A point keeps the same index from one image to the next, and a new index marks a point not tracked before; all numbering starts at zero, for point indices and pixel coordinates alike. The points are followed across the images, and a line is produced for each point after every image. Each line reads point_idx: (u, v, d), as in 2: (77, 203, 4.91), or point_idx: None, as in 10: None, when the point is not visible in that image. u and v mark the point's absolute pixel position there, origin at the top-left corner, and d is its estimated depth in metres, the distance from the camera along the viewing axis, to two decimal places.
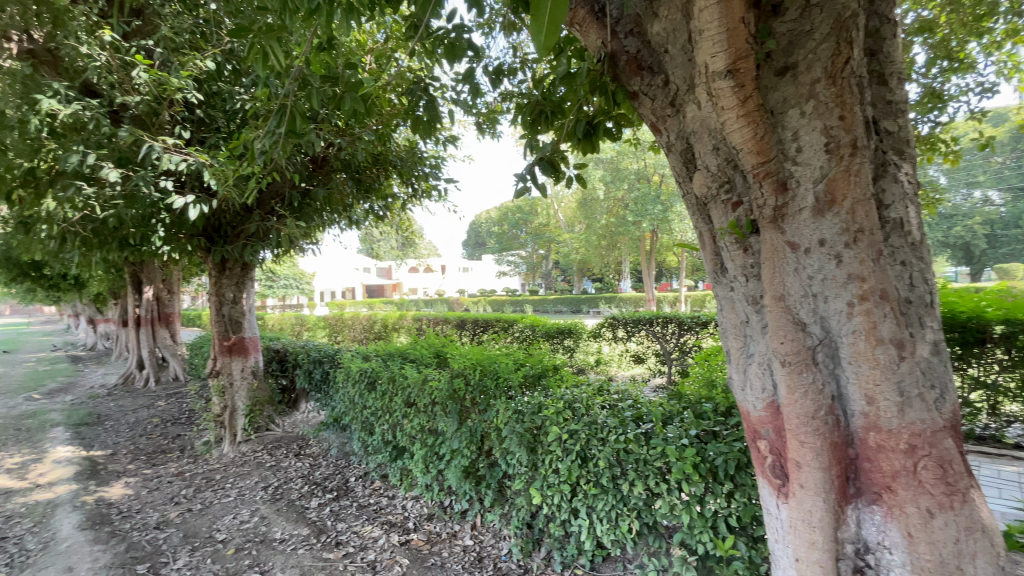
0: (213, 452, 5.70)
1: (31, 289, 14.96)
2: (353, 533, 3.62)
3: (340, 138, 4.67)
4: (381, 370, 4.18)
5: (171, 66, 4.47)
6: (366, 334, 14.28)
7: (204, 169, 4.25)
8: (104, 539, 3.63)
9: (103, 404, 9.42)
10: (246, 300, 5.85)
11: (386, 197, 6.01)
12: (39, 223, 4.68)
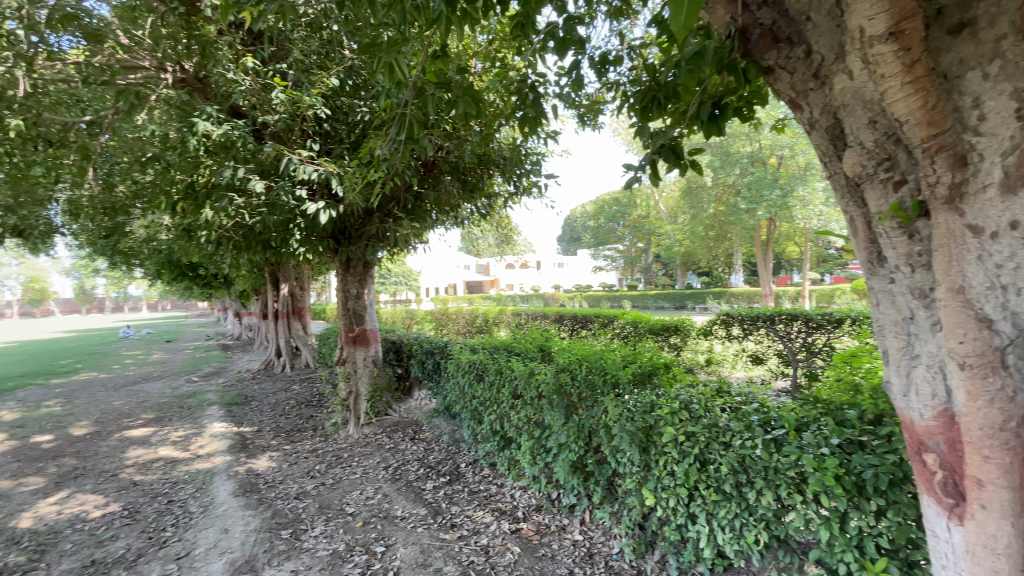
0: (340, 433, 6.31)
1: (196, 287, 17.69)
2: (466, 517, 3.80)
3: (448, 141, 4.88)
4: (488, 362, 4.30)
5: (303, 85, 4.96)
6: (469, 328, 14.87)
7: (332, 177, 4.68)
8: (256, 504, 4.17)
9: (250, 387, 10.85)
10: (367, 295, 6.38)
11: (490, 195, 6.19)
12: (203, 230, 5.48)
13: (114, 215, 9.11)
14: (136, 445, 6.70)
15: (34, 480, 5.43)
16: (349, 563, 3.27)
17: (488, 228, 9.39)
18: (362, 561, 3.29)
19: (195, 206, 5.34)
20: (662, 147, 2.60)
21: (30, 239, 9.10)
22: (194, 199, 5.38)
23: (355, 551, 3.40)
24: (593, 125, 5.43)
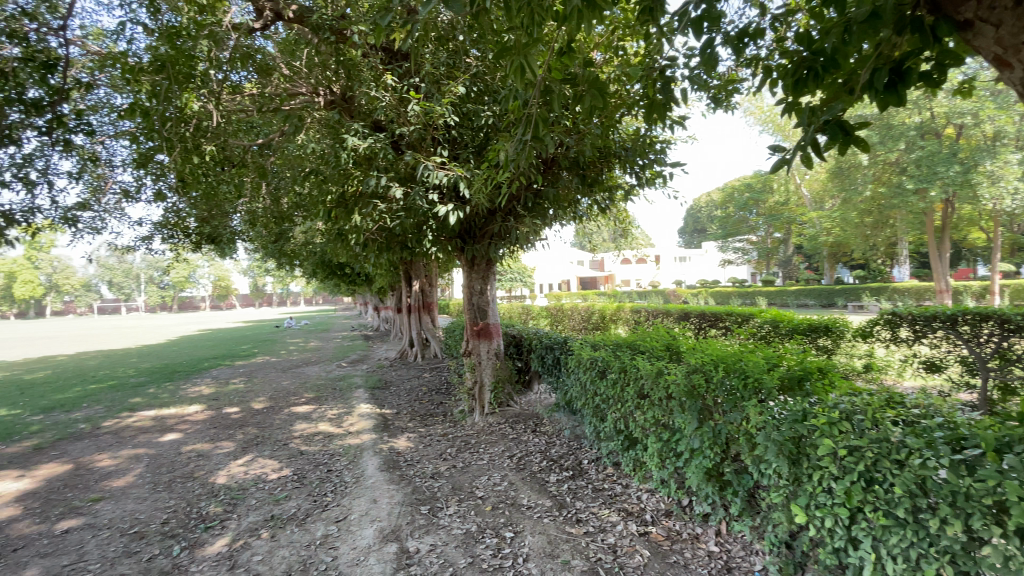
0: (467, 420, 6.70)
1: (341, 284, 19.96)
2: (591, 513, 3.80)
3: (569, 137, 4.87)
4: (612, 359, 4.20)
5: (434, 96, 5.28)
6: (586, 324, 14.76)
7: (460, 180, 4.92)
8: (398, 480, 4.60)
9: (387, 373, 11.99)
10: (490, 291, 6.65)
11: (611, 188, 6.05)
12: (352, 233, 6.17)
13: (280, 222, 10.63)
14: (300, 419, 7.79)
15: (228, 443, 6.60)
16: (481, 544, 3.47)
17: (607, 222, 9.20)
18: (493, 543, 3.46)
19: (345, 213, 6.01)
20: (829, 123, 2.33)
21: (221, 245, 11.01)
22: (344, 207, 6.06)
23: (487, 534, 3.59)
24: (725, 107, 5.01)
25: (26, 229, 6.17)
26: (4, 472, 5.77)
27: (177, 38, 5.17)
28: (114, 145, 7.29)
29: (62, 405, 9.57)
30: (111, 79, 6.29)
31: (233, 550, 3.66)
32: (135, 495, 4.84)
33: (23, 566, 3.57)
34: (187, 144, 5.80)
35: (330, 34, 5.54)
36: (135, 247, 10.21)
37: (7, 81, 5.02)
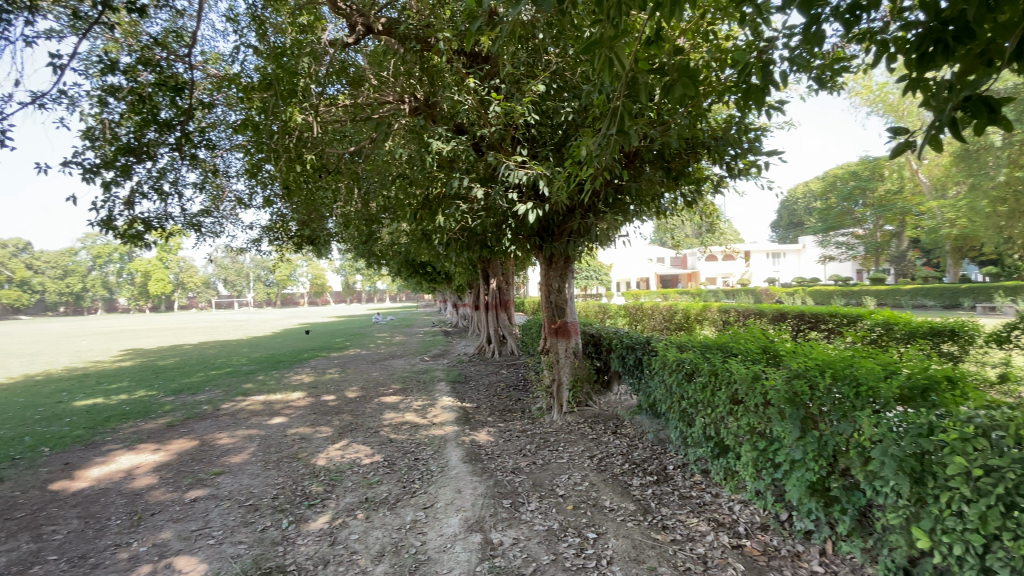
0: (546, 418, 6.72)
1: (423, 282, 20.83)
2: (677, 521, 3.66)
3: (653, 129, 4.68)
4: (701, 362, 3.97)
5: (515, 95, 5.32)
6: (667, 324, 14.21)
7: (540, 179, 4.80)
8: (480, 472, 4.73)
9: (467, 369, 12.36)
10: (569, 289, 6.61)
11: (698, 182, 5.76)
12: (436, 233, 6.40)
13: (369, 224, 11.29)
14: (388, 409, 8.24)
15: (326, 429, 7.15)
16: (564, 542, 3.46)
17: (691, 218, 8.76)
18: (576, 543, 3.44)
19: (430, 214, 6.25)
20: (971, 99, 2.07)
21: (317, 246, 11.92)
22: (428, 208, 6.29)
23: (569, 532, 3.58)
24: (830, 89, 4.57)
25: (162, 234, 7.07)
26: (146, 444, 6.68)
27: (282, 57, 5.65)
28: (230, 158, 8.14)
29: (189, 388, 10.89)
30: (227, 98, 7.02)
31: (333, 527, 3.96)
32: (250, 472, 5.39)
33: (163, 526, 4.12)
34: (290, 154, 6.34)
35: (415, 42, 5.78)
36: (246, 249, 11.34)
37: (148, 106, 5.78)
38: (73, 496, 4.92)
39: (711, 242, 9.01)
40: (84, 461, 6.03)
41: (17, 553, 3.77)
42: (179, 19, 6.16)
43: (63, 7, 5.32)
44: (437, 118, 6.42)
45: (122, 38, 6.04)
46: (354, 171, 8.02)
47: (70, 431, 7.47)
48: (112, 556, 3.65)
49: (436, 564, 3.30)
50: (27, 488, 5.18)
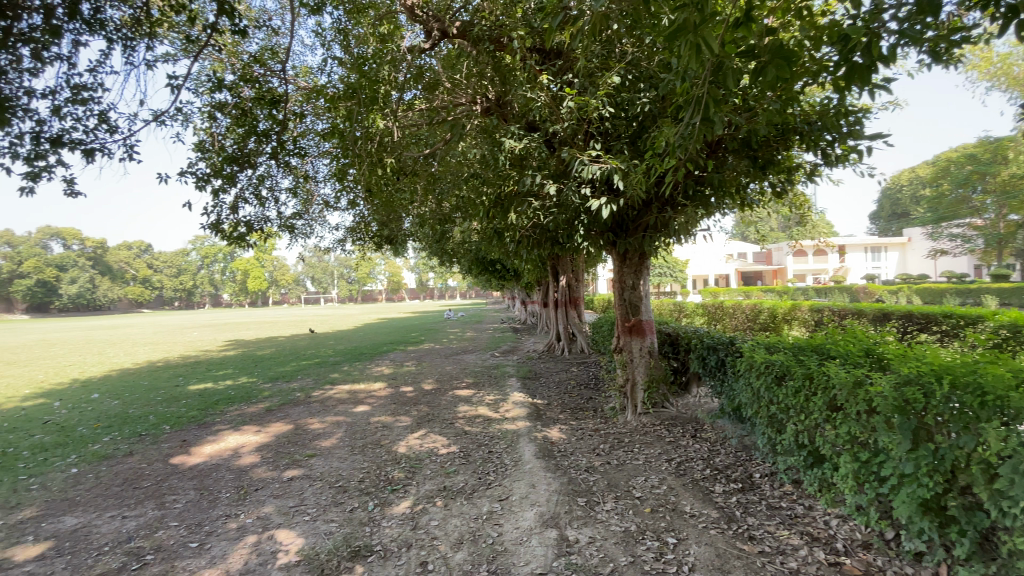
0: (619, 418, 6.58)
1: (494, 279, 21.17)
2: (766, 532, 3.45)
3: (739, 117, 4.41)
4: (794, 364, 3.68)
5: (589, 89, 5.23)
6: (749, 325, 13.36)
7: (615, 172, 4.63)
8: (554, 469, 4.74)
9: (537, 365, 12.41)
10: (644, 286, 6.42)
11: (787, 171, 5.36)
12: (508, 231, 6.46)
13: (442, 223, 11.64)
14: (462, 402, 8.49)
15: (405, 418, 7.49)
16: (642, 545, 3.39)
17: (778, 210, 8.16)
18: (654, 546, 3.35)
19: (502, 212, 6.32)
20: None
21: (394, 245, 12.48)
22: (500, 205, 6.36)
23: (647, 535, 3.50)
24: (949, 62, 4.07)
25: (260, 236, 7.74)
26: (249, 426, 7.36)
27: (364, 66, 5.96)
28: (318, 164, 8.74)
29: (283, 377, 11.86)
30: (315, 107, 7.53)
31: (414, 512, 4.15)
32: (338, 455, 5.78)
33: (266, 501, 4.52)
34: (372, 158, 6.72)
35: (489, 43, 5.86)
36: (331, 248, 12.12)
37: (249, 119, 6.34)
38: (191, 469, 5.54)
39: (801, 236, 8.33)
40: (199, 438, 6.77)
41: (148, 516, 4.31)
42: (274, 37, 6.69)
43: (180, 34, 5.97)
44: (509, 116, 6.47)
45: (226, 58, 6.66)
46: (430, 173, 8.29)
47: (186, 411, 8.40)
48: (224, 524, 4.06)
49: (513, 556, 3.37)
50: (154, 460, 5.91)
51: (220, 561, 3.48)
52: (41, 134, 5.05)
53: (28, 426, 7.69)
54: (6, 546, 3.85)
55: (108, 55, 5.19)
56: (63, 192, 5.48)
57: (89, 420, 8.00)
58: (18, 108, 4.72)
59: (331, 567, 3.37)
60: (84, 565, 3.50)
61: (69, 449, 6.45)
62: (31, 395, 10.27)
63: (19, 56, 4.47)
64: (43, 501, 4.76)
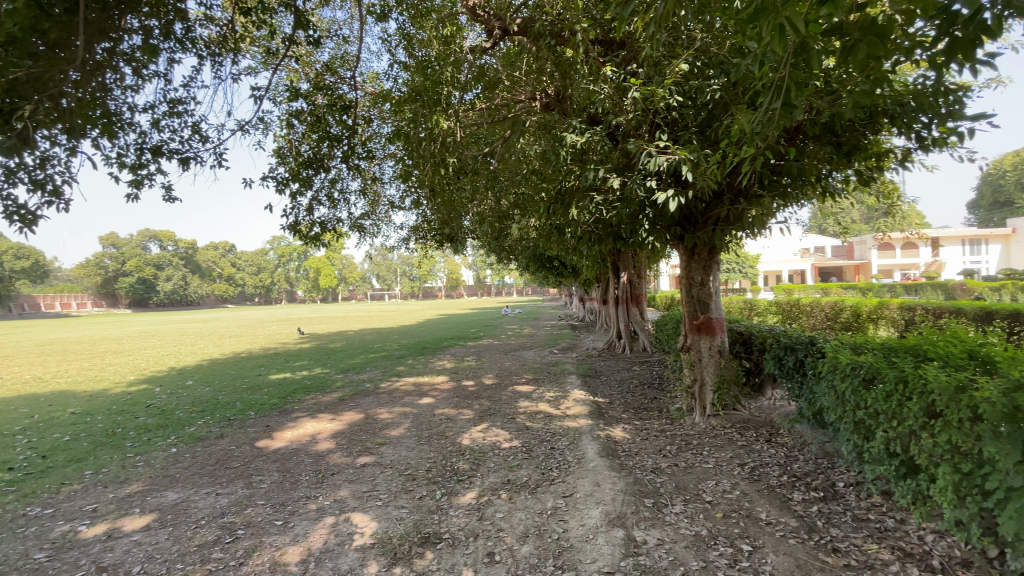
0: (686, 419, 6.37)
1: (552, 276, 21.11)
2: (851, 544, 3.21)
3: (821, 100, 4.09)
4: (884, 366, 3.37)
5: (654, 79, 5.07)
6: (829, 324, 12.44)
7: (683, 164, 4.46)
8: (619, 468, 4.65)
9: (598, 363, 12.25)
10: (713, 283, 6.15)
11: (876, 158, 4.93)
12: (570, 227, 6.40)
13: (502, 220, 11.73)
14: (523, 398, 8.55)
15: (468, 412, 7.66)
16: (715, 551, 3.26)
17: (863, 200, 7.53)
18: (728, 553, 3.22)
19: (563, 208, 6.26)
20: None
21: (455, 242, 12.74)
22: (562, 201, 6.30)
23: (720, 541, 3.36)
24: None
25: (333, 235, 8.17)
26: (323, 414, 7.82)
27: (428, 69, 6.12)
28: (384, 165, 9.09)
29: (353, 369, 12.49)
30: (382, 111, 7.84)
31: (480, 504, 4.24)
32: (406, 445, 6.01)
33: (341, 485, 4.79)
34: (436, 159, 6.82)
35: (550, 38, 5.83)
36: (395, 247, 12.57)
37: (322, 125, 6.70)
38: (274, 453, 5.96)
39: (890, 228, 7.64)
40: (279, 424, 7.27)
41: (238, 494, 4.68)
42: (344, 46, 7.01)
43: (260, 48, 6.40)
44: (570, 111, 6.41)
45: (302, 68, 7.07)
46: (490, 170, 8.38)
47: (268, 399, 9.06)
48: (304, 505, 4.34)
49: (580, 553, 3.35)
50: (242, 443, 6.41)
51: (302, 539, 3.73)
52: (144, 145, 5.61)
53: (136, 409, 8.59)
54: (119, 516, 4.33)
55: (198, 71, 5.68)
56: (163, 198, 6.06)
57: (185, 405, 8.82)
58: (125, 122, 5.27)
59: (403, 551, 3.51)
60: (185, 536, 3.87)
61: (170, 430, 7.14)
62: (138, 382, 11.46)
63: (124, 75, 4.98)
64: (149, 477, 5.30)
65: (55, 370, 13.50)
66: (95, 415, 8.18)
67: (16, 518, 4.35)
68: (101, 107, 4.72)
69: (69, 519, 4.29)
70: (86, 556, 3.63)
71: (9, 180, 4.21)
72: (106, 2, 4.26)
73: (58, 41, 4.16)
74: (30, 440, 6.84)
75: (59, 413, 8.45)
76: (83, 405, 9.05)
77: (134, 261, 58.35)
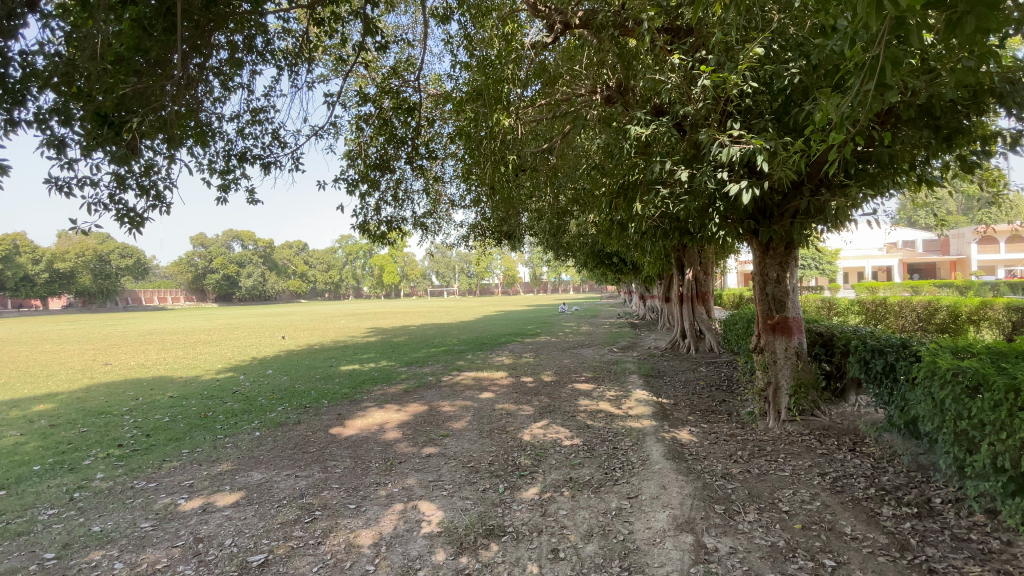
0: (758, 424, 6.05)
1: (611, 273, 20.70)
2: (950, 565, 2.93)
3: (918, 78, 3.71)
4: (992, 372, 2.99)
5: (726, 64, 4.77)
6: (921, 326, 11.33)
7: (758, 153, 4.22)
8: (686, 472, 4.49)
9: (661, 363, 11.90)
10: (790, 280, 5.78)
11: (982, 140, 4.42)
12: (634, 223, 6.23)
13: (561, 216, 11.62)
14: (583, 396, 8.46)
15: (528, 407, 7.69)
16: (794, 563, 3.08)
17: (964, 188, 6.79)
18: (809, 566, 3.03)
19: (627, 202, 6.10)
20: None
21: (513, 239, 12.78)
22: (625, 196, 6.14)
23: (799, 554, 3.17)
24: None
25: (398, 234, 8.46)
26: (390, 405, 8.14)
27: (489, 68, 6.15)
28: (446, 165, 9.28)
29: (416, 362, 12.91)
30: (443, 112, 8.01)
31: (543, 500, 4.24)
32: (469, 437, 6.13)
33: (408, 474, 4.97)
34: (496, 157, 6.85)
35: (613, 29, 5.57)
36: (455, 244, 12.80)
37: (388, 128, 6.93)
38: (346, 440, 6.28)
39: (997, 219, 6.83)
40: (350, 413, 7.66)
41: (315, 478, 4.98)
42: (408, 49, 7.22)
43: (331, 56, 6.72)
44: (633, 103, 6.18)
45: (369, 73, 7.36)
46: (549, 166, 8.33)
47: (339, 389, 9.57)
48: (375, 491, 4.55)
49: (647, 556, 3.27)
50: (316, 430, 6.82)
51: (373, 523, 3.91)
52: (231, 152, 6.09)
53: (223, 395, 9.37)
54: (212, 492, 4.74)
55: (277, 80, 6.07)
56: (247, 201, 6.55)
57: (266, 392, 9.49)
58: (214, 131, 5.73)
59: (468, 541, 3.59)
60: (269, 514, 4.17)
61: (252, 415, 7.72)
62: (224, 370, 12.49)
63: (213, 87, 5.42)
64: (236, 457, 5.77)
65: (154, 358, 14.99)
66: (189, 399, 8.98)
67: (126, 489, 4.87)
68: (194, 117, 5.16)
69: (169, 493, 4.74)
70: (185, 527, 4.01)
71: (120, 187, 4.71)
72: (198, 20, 4.65)
73: (158, 58, 4.59)
74: (136, 420, 7.63)
75: (159, 396, 9.36)
76: (178, 390, 9.99)
77: (220, 259, 63.52)
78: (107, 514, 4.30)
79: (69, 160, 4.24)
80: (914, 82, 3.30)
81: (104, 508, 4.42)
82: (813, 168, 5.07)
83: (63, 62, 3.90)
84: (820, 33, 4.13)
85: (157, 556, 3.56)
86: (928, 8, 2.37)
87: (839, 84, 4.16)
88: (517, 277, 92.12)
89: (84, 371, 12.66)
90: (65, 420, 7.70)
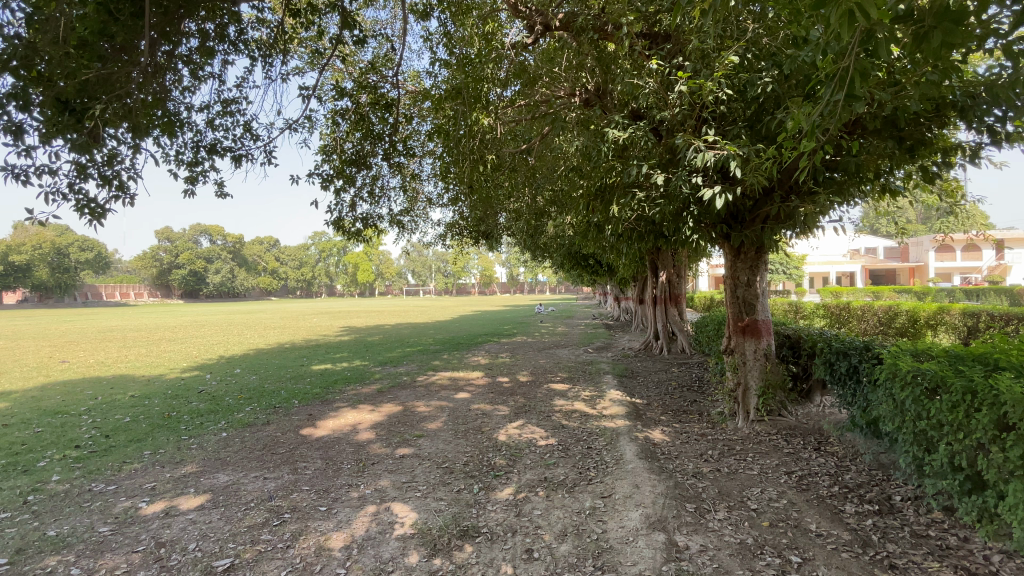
0: (728, 424, 6.18)
1: (587, 274, 20.89)
2: (910, 561, 3.04)
3: (884, 94, 3.84)
4: (951, 374, 3.10)
5: (702, 71, 4.84)
6: (881, 329, 11.89)
7: (732, 159, 4.29)
8: (658, 471, 4.55)
9: (636, 363, 12.05)
10: (760, 283, 5.92)
11: (942, 153, 4.60)
12: (610, 225, 6.27)
13: (537, 217, 11.65)
14: (558, 396, 8.51)
15: (503, 407, 7.69)
16: (761, 560, 3.16)
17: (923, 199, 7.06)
18: (775, 564, 3.11)
19: (603, 204, 6.14)
20: None
21: (491, 239, 12.76)
22: (602, 199, 6.20)
23: (767, 551, 3.25)
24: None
25: (374, 232, 8.36)
26: (363, 405, 8.02)
27: (468, 66, 6.14)
28: (424, 163, 9.18)
29: (391, 362, 12.74)
30: (421, 110, 7.94)
31: (517, 500, 4.25)
32: (443, 438, 6.08)
33: (381, 475, 4.89)
34: (475, 157, 6.86)
35: (593, 32, 5.58)
36: (431, 243, 12.68)
37: (366, 123, 6.79)
38: (316, 441, 6.16)
39: (953, 228, 7.14)
40: (321, 413, 7.52)
41: (284, 479, 4.87)
42: (387, 45, 7.11)
43: (307, 49, 6.58)
44: (612, 107, 6.22)
45: (346, 67, 7.22)
46: (529, 168, 8.34)
47: (310, 388, 9.39)
48: (347, 493, 4.47)
49: (620, 554, 3.31)
50: (287, 430, 6.66)
51: (345, 525, 3.84)
52: (200, 143, 5.88)
53: (188, 394, 9.06)
54: (175, 495, 4.57)
55: (251, 71, 5.89)
56: (216, 194, 6.33)
57: (234, 392, 9.24)
58: (182, 121, 5.54)
59: (442, 543, 3.56)
60: (236, 516, 4.05)
61: (219, 416, 7.48)
62: (190, 368, 12.07)
63: (182, 76, 5.22)
64: (202, 459, 5.57)
65: (115, 355, 14.38)
66: (152, 399, 8.67)
67: (84, 492, 4.66)
68: (161, 106, 4.98)
69: (130, 496, 4.56)
70: (147, 531, 3.86)
71: (81, 175, 4.49)
72: (167, 6, 4.46)
73: (124, 44, 4.38)
74: (94, 420, 7.31)
75: (120, 396, 8.98)
76: (141, 389, 9.59)
77: (187, 254, 61.63)
78: (62, 518, 4.10)
79: (27, 148, 4.02)
80: (882, 93, 3.43)
81: (60, 512, 4.22)
82: (785, 175, 5.17)
83: (22, 44, 3.62)
84: (794, 43, 4.21)
85: (116, 562, 3.41)
86: (896, 23, 2.45)
87: (811, 93, 4.27)
88: (494, 277, 92.00)
89: (39, 368, 12.03)
90: (19, 420, 7.32)
